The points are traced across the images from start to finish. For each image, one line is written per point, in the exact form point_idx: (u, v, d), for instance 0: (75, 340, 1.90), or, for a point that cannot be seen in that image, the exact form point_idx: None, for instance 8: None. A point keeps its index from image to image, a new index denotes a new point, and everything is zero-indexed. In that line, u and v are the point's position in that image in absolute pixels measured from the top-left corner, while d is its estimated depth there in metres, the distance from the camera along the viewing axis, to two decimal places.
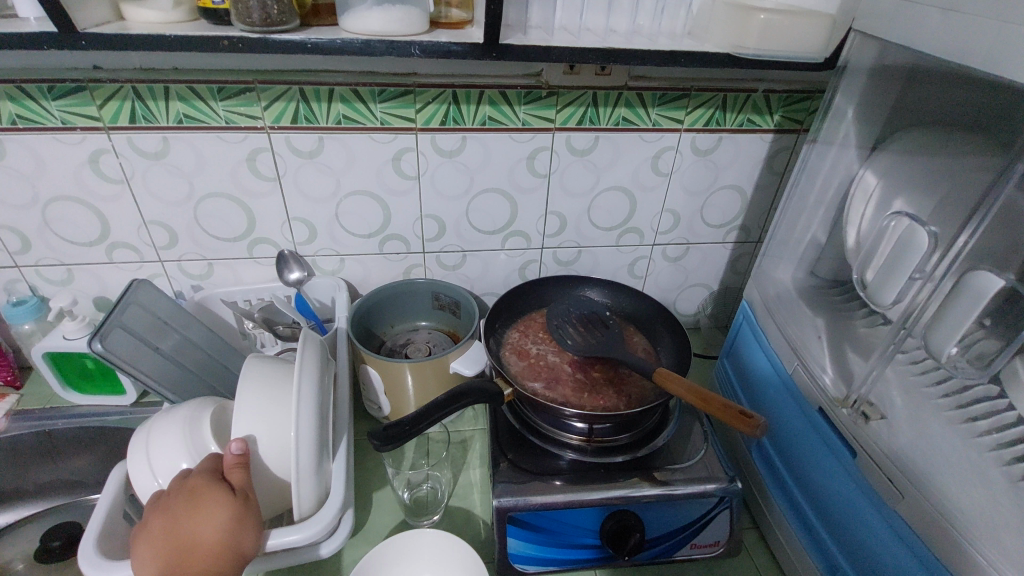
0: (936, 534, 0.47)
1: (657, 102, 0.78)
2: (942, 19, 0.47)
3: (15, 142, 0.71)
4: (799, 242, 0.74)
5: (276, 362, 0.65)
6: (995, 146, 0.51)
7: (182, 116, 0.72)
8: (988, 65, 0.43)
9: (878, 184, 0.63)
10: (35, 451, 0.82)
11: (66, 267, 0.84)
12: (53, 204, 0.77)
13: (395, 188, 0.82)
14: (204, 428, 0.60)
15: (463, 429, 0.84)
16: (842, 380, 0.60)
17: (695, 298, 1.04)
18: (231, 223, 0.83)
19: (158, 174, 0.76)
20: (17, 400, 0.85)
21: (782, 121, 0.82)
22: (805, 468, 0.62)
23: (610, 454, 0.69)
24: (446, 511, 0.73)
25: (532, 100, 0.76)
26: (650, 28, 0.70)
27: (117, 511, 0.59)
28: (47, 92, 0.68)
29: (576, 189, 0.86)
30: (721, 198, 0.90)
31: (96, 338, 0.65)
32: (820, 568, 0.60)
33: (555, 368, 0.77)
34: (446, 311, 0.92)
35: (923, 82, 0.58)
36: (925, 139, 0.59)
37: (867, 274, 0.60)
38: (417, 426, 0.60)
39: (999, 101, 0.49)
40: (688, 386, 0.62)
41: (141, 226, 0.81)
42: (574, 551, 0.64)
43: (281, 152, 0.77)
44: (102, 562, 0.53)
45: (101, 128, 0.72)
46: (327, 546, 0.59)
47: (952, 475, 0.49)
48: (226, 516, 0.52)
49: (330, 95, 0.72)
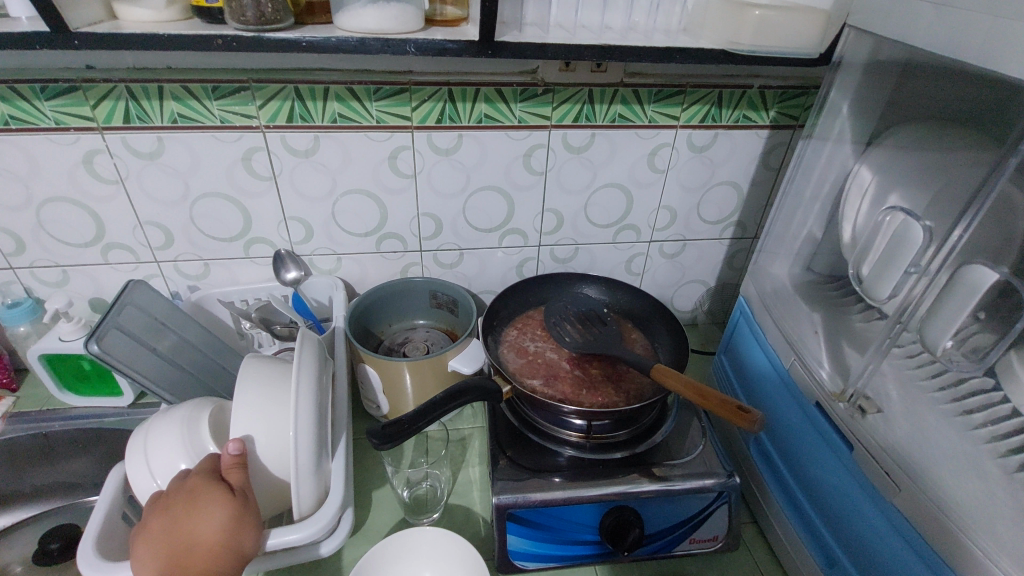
0: (931, 526, 0.47)
1: (652, 99, 0.78)
2: (936, 14, 0.47)
3: (7, 143, 0.71)
4: (795, 238, 0.74)
5: (274, 362, 0.65)
6: (989, 141, 0.52)
7: (176, 115, 0.72)
8: (982, 59, 0.43)
9: (873, 179, 0.63)
10: (32, 453, 0.82)
11: (61, 268, 0.83)
12: (46, 205, 0.77)
13: (392, 186, 0.82)
14: (202, 428, 0.60)
15: (462, 427, 0.85)
16: (839, 374, 0.61)
17: (692, 294, 1.04)
18: (227, 223, 0.82)
19: (153, 174, 0.76)
20: (14, 402, 0.84)
21: (777, 117, 0.82)
22: (803, 463, 0.63)
23: (609, 451, 0.69)
24: (446, 509, 0.73)
25: (528, 98, 0.76)
26: (645, 25, 0.70)
27: (116, 512, 0.59)
28: (40, 92, 0.68)
29: (573, 186, 0.86)
30: (718, 194, 0.90)
31: (93, 340, 0.65)
32: (818, 561, 0.61)
33: (553, 365, 0.77)
34: (444, 309, 0.92)
35: (918, 77, 0.58)
36: (921, 133, 0.59)
37: (862, 269, 0.60)
38: (416, 424, 0.60)
39: (993, 96, 0.50)
40: (686, 382, 0.63)
41: (137, 226, 0.81)
42: (573, 548, 0.64)
43: (276, 151, 0.76)
44: (102, 563, 0.52)
45: (95, 128, 0.71)
46: (327, 545, 0.59)
47: (949, 467, 0.50)
48: (225, 516, 0.52)
49: (325, 93, 0.72)
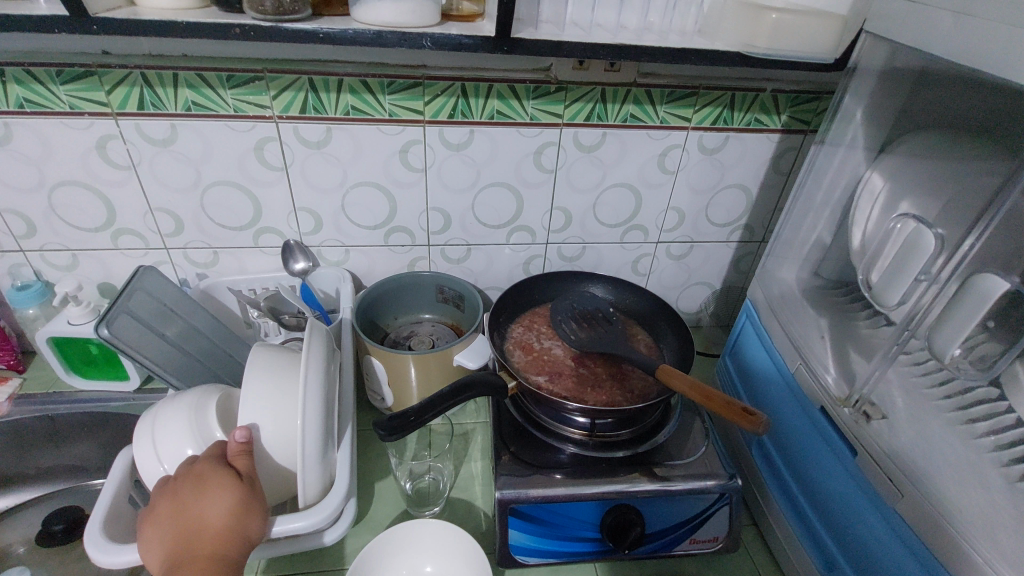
0: (935, 534, 0.47)
1: (665, 99, 0.78)
2: (954, 22, 0.47)
3: (22, 126, 0.71)
4: (804, 243, 0.74)
5: (282, 351, 0.65)
6: (1003, 150, 0.52)
7: (190, 103, 0.72)
8: (997, 68, 0.43)
9: (884, 186, 0.63)
10: (38, 435, 0.83)
11: (71, 252, 0.84)
12: (58, 188, 0.77)
13: (401, 179, 0.82)
14: (209, 415, 0.60)
15: (466, 421, 0.85)
16: (845, 380, 0.61)
17: (697, 297, 1.04)
18: (237, 212, 0.83)
19: (165, 161, 0.76)
20: (20, 384, 0.85)
21: (789, 121, 0.82)
22: (805, 467, 0.63)
23: (611, 450, 0.69)
24: (447, 502, 0.73)
25: (540, 95, 0.76)
26: (660, 25, 0.70)
27: (123, 495, 0.59)
28: (55, 76, 0.68)
29: (582, 184, 0.86)
30: (727, 197, 0.90)
31: (103, 324, 0.65)
32: (817, 564, 0.61)
33: (558, 362, 0.77)
34: (450, 304, 0.92)
35: (932, 86, 0.58)
36: (934, 142, 0.59)
37: (871, 275, 0.60)
38: (422, 417, 0.60)
39: (1008, 107, 0.50)
40: (690, 382, 0.63)
41: (147, 213, 0.81)
42: (574, 545, 0.65)
43: (289, 142, 0.76)
44: (109, 546, 0.53)
45: (109, 113, 0.71)
46: (331, 533, 0.59)
47: (953, 474, 0.50)
48: (232, 501, 0.53)
49: (338, 85, 0.72)
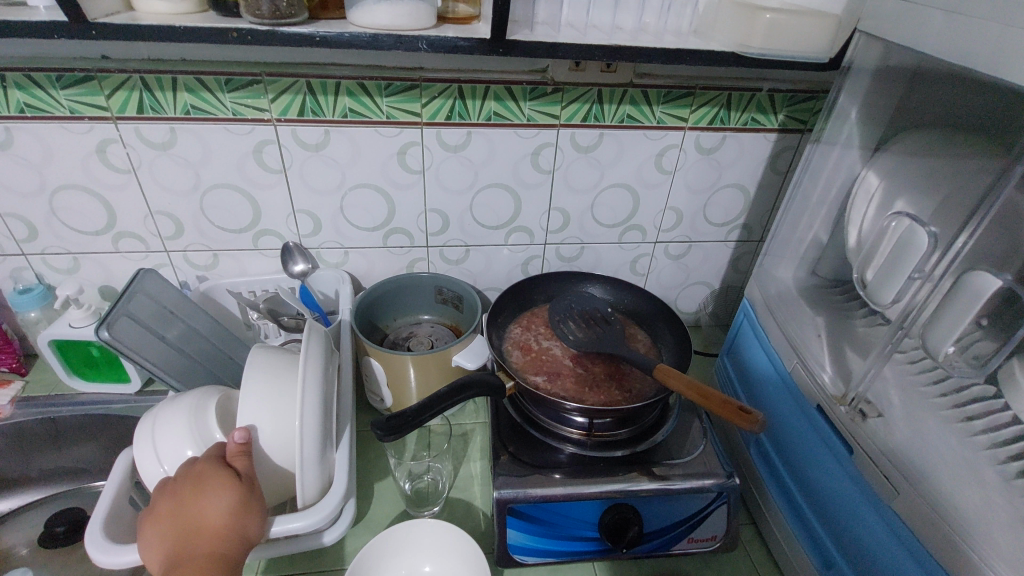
0: (932, 532, 0.47)
1: (661, 100, 0.78)
2: (945, 21, 0.48)
3: (23, 130, 0.72)
4: (801, 241, 0.74)
5: (281, 352, 0.65)
6: (997, 148, 0.52)
7: (190, 107, 0.72)
8: (990, 66, 0.43)
9: (880, 184, 0.64)
10: (40, 437, 0.83)
11: (72, 256, 0.84)
12: (60, 192, 0.78)
13: (399, 181, 0.83)
14: (209, 417, 0.61)
15: (465, 422, 0.85)
16: (841, 378, 0.61)
17: (696, 296, 1.04)
18: (236, 215, 0.83)
19: (165, 165, 0.77)
20: (22, 387, 0.86)
21: (786, 120, 0.83)
22: (803, 466, 0.63)
23: (610, 450, 0.69)
24: (446, 502, 0.73)
25: (537, 96, 0.77)
26: (655, 25, 0.70)
27: (123, 496, 0.59)
28: (55, 81, 0.69)
29: (580, 185, 0.86)
30: (724, 197, 0.90)
31: (103, 327, 0.66)
32: (816, 563, 0.61)
33: (557, 362, 0.78)
34: (450, 305, 0.92)
35: (927, 85, 0.58)
36: (930, 140, 0.60)
37: (867, 274, 0.61)
38: (420, 417, 0.61)
39: (1000, 105, 0.50)
40: (688, 381, 0.63)
41: (148, 216, 0.82)
42: (573, 544, 0.65)
43: (287, 144, 0.77)
44: (110, 546, 0.53)
45: (109, 117, 0.72)
46: (331, 533, 0.60)
47: (949, 473, 0.50)
48: (231, 502, 0.53)
49: (336, 88, 0.73)
